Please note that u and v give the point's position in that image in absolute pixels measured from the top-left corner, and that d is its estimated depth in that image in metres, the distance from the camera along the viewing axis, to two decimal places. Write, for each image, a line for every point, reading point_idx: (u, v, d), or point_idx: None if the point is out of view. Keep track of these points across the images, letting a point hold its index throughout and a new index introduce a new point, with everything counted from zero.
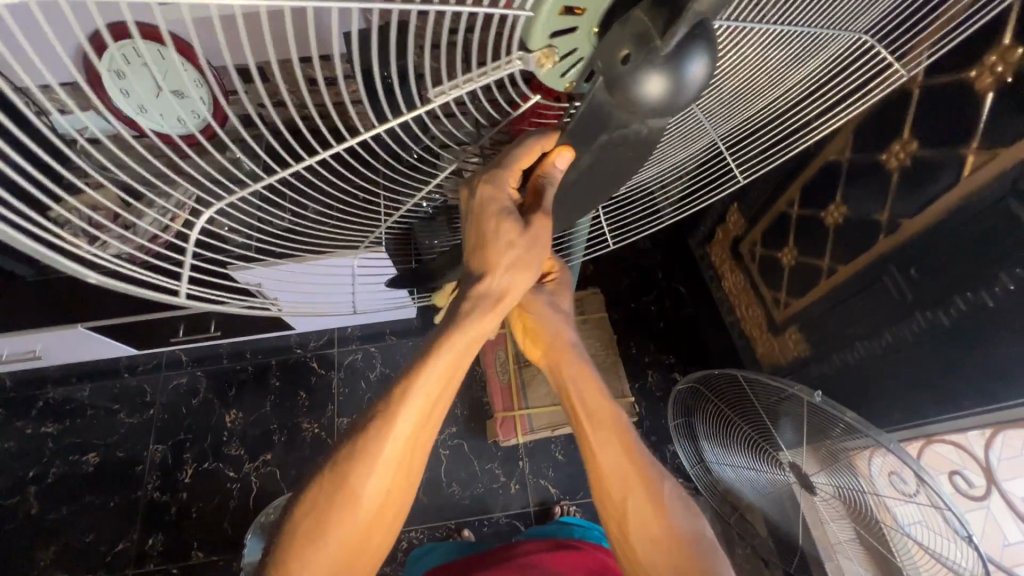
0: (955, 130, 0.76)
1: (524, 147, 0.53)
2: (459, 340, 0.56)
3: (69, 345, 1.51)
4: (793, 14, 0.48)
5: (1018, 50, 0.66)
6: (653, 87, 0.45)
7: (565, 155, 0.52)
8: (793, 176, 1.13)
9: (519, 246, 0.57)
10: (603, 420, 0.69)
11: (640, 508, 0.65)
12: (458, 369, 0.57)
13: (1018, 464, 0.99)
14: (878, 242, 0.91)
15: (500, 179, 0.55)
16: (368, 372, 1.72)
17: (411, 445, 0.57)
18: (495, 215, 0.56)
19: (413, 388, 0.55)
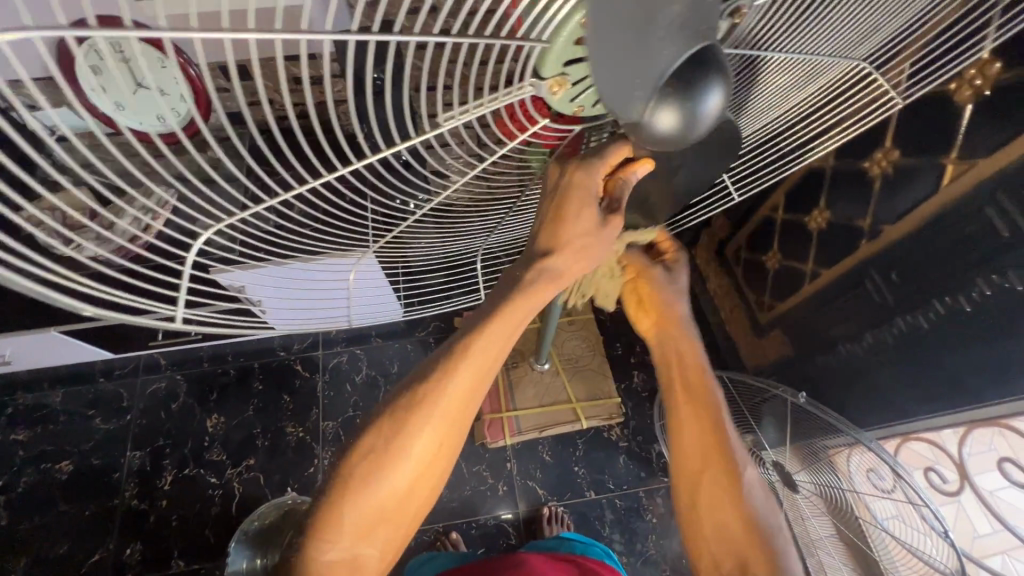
0: (936, 140, 0.78)
1: (615, 148, 0.58)
2: (519, 306, 0.59)
3: (41, 349, 1.46)
4: (796, 41, 0.49)
5: (996, 64, 0.68)
6: (667, 121, 0.41)
7: (646, 166, 0.59)
8: (777, 182, 1.15)
9: (591, 235, 0.62)
10: (699, 396, 0.71)
11: (716, 485, 0.66)
12: (514, 331, 0.60)
13: (985, 458, 1.00)
14: (861, 247, 0.94)
15: (592, 170, 0.58)
16: (354, 375, 1.70)
17: (470, 393, 0.59)
18: (579, 201, 0.59)
19: (478, 344, 0.57)
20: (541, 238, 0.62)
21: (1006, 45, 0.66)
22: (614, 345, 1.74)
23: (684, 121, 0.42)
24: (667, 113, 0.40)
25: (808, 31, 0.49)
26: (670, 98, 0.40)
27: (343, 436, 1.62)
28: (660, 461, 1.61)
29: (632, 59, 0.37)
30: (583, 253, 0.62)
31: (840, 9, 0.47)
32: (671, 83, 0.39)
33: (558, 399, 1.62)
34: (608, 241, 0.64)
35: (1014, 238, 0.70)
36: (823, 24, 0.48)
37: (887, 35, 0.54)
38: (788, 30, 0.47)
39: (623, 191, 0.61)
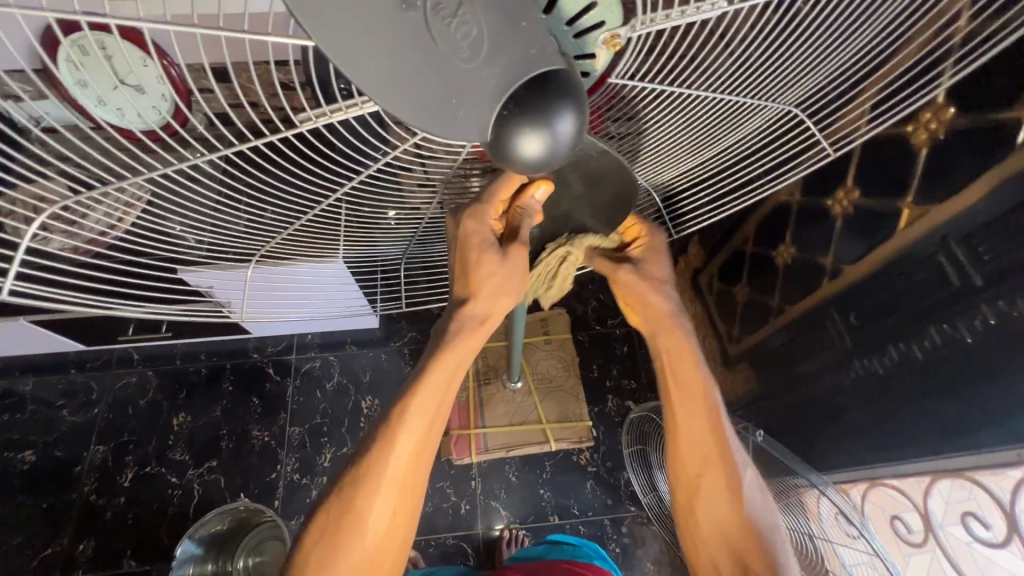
0: (894, 183, 0.76)
1: (506, 180, 0.58)
2: (448, 360, 0.59)
3: (12, 336, 1.46)
4: (713, 81, 0.48)
5: (950, 110, 0.67)
6: (532, 146, 0.37)
7: (543, 188, 0.57)
8: (747, 214, 1.14)
9: (500, 273, 0.61)
10: (694, 400, 0.69)
11: (717, 487, 0.67)
12: (450, 386, 0.60)
13: (958, 510, 0.77)
14: (822, 286, 0.92)
15: (482, 214, 0.59)
16: (325, 382, 1.68)
17: (412, 462, 0.59)
18: (477, 247, 0.59)
19: (416, 401, 0.58)
20: (461, 277, 0.62)
21: (960, 93, 0.65)
22: (590, 367, 1.72)
23: (548, 141, 0.38)
24: (527, 138, 0.37)
25: (723, 72, 0.48)
26: (523, 125, 0.36)
27: (308, 443, 1.60)
28: (629, 490, 1.57)
29: (436, 91, 0.34)
30: (502, 292, 0.62)
31: (757, 51, 0.46)
32: (507, 107, 0.36)
33: (528, 419, 1.59)
34: (520, 271, 0.62)
35: (966, 286, 0.67)
36: (742, 64, 0.47)
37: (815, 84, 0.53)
38: (699, 67, 0.47)
39: (525, 222, 0.60)
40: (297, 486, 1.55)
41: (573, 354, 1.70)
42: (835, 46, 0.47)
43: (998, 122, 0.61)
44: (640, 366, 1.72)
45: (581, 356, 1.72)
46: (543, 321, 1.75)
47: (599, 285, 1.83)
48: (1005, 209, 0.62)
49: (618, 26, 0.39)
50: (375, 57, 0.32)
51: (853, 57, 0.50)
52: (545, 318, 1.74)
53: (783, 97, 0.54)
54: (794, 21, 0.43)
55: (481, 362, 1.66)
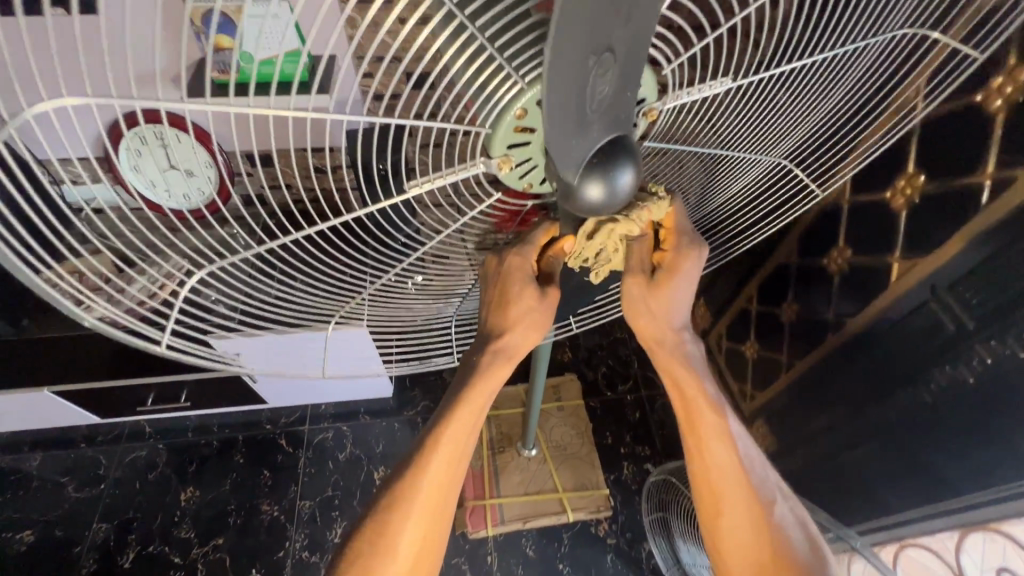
0: (882, 241, 0.85)
1: (543, 229, 0.64)
2: (473, 396, 0.64)
3: (31, 410, 1.47)
4: (718, 139, 0.58)
5: (921, 177, 0.78)
6: (594, 192, 0.47)
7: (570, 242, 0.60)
8: (750, 276, 1.22)
9: (535, 308, 0.66)
10: (706, 421, 0.66)
11: (737, 512, 0.65)
12: (477, 419, 0.66)
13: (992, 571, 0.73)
14: (827, 339, 0.98)
15: (524, 252, 0.63)
16: (338, 453, 1.66)
17: (441, 489, 0.64)
18: (520, 280, 0.64)
19: (447, 433, 0.64)
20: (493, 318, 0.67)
21: (927, 163, 0.76)
22: (603, 434, 1.72)
23: (608, 189, 0.47)
24: (590, 186, 0.47)
25: (726, 132, 0.57)
26: (591, 173, 0.46)
27: (318, 518, 1.56)
28: (650, 563, 1.51)
29: (568, 125, 0.41)
30: (534, 329, 0.68)
31: (758, 113, 0.56)
32: (595, 158, 0.45)
33: (544, 487, 1.58)
34: (549, 307, 0.67)
35: (957, 330, 0.73)
36: (743, 125, 0.57)
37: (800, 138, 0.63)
38: (706, 128, 0.57)
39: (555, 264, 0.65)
40: (306, 565, 1.49)
41: (586, 419, 1.71)
42: (814, 106, 0.57)
43: (965, 186, 0.71)
44: (654, 432, 1.72)
45: (594, 423, 1.73)
46: (555, 387, 1.77)
47: (608, 351, 1.88)
48: (980, 259, 0.70)
49: (655, 100, 0.48)
50: (559, 64, 0.36)
51: (830, 115, 0.61)
52: (558, 385, 1.77)
53: (777, 150, 0.63)
54: (786, 91, 0.53)
55: (495, 430, 1.66)
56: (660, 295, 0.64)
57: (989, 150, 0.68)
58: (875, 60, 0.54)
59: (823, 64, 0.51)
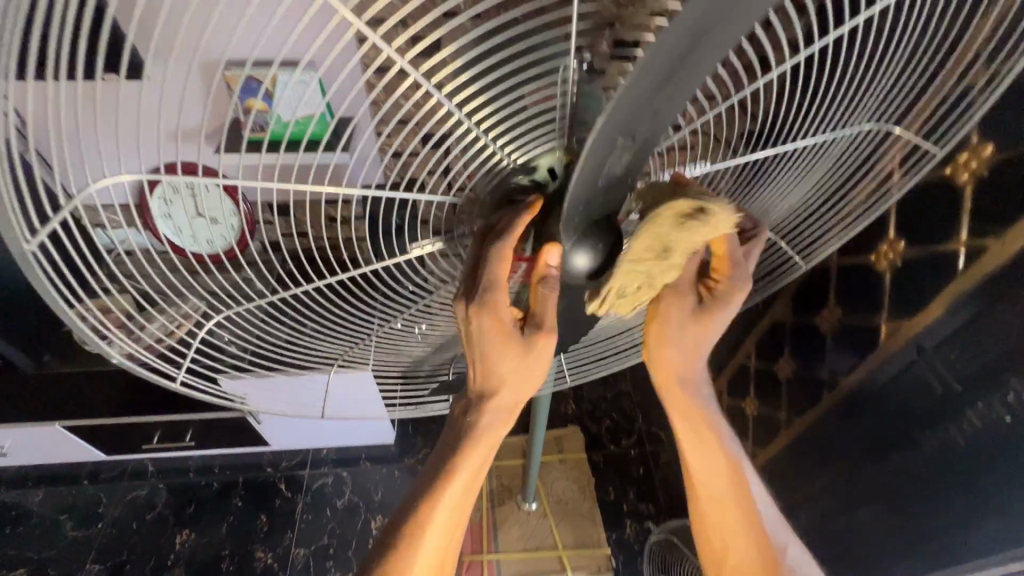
0: (870, 302, 0.87)
1: (500, 255, 0.50)
2: (484, 438, 0.60)
3: (38, 446, 1.49)
4: None
5: (903, 242, 0.80)
6: (579, 262, 0.52)
7: (554, 252, 0.51)
8: (747, 332, 1.23)
9: (517, 356, 0.56)
10: (710, 459, 0.65)
11: (745, 551, 0.64)
12: (488, 459, 0.61)
13: None
14: (824, 398, 0.98)
15: (487, 301, 0.52)
16: (336, 499, 1.65)
17: (451, 532, 0.61)
18: (495, 336, 0.54)
19: (460, 474, 0.59)
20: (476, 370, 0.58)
21: (907, 229, 0.79)
22: (605, 489, 1.68)
23: (593, 258, 0.52)
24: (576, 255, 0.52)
25: None
26: (579, 244, 0.51)
27: (312, 567, 1.53)
28: None
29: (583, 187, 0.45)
30: (528, 383, 0.59)
31: (735, 190, 0.60)
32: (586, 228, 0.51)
33: (543, 544, 1.53)
34: (538, 352, 0.57)
35: (944, 393, 0.74)
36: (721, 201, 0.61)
37: (784, 218, 0.65)
38: None
39: (546, 312, 0.55)
40: None
41: (589, 473, 1.68)
42: (790, 188, 0.60)
43: (940, 252, 0.74)
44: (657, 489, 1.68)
45: (596, 477, 1.70)
46: (557, 439, 1.76)
47: (612, 404, 1.86)
48: (959, 324, 0.71)
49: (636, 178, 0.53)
50: (602, 137, 0.39)
51: (814, 195, 0.63)
52: (561, 437, 1.76)
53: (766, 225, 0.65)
54: (765, 171, 0.57)
55: (495, 482, 1.64)
56: (697, 326, 0.60)
57: (960, 218, 0.71)
58: (847, 148, 0.57)
59: (797, 149, 0.54)
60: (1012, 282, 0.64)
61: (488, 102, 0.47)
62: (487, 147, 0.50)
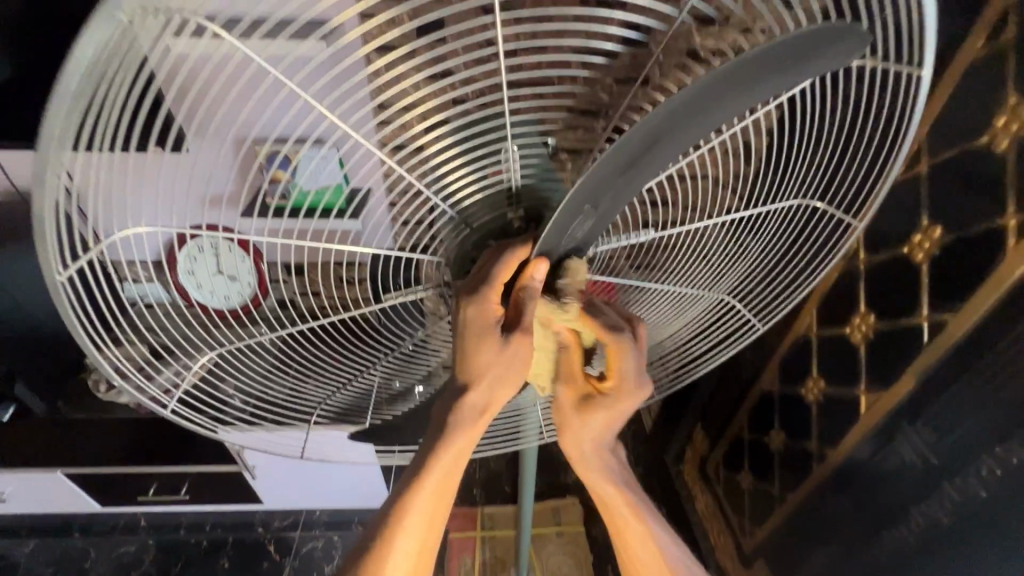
0: (847, 374, 0.86)
1: (503, 261, 0.52)
2: (448, 452, 0.55)
3: (36, 495, 1.50)
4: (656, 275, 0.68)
5: (871, 315, 0.80)
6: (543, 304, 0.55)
7: (541, 266, 0.51)
8: (739, 403, 1.21)
9: (501, 363, 0.54)
10: (625, 522, 0.67)
11: None
12: (454, 475, 0.57)
13: None
14: (813, 472, 0.96)
15: (482, 299, 0.52)
16: (325, 565, 1.60)
17: (419, 560, 0.57)
18: (483, 336, 0.53)
19: (420, 494, 0.55)
20: (460, 365, 0.55)
21: (875, 303, 0.79)
22: (604, 567, 1.60)
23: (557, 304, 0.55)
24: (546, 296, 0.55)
25: (663, 269, 0.68)
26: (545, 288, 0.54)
27: None
28: None
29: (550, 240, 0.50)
30: (503, 379, 0.56)
31: (686, 253, 0.67)
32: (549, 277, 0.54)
33: None
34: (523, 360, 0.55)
35: (927, 471, 0.73)
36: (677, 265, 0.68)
37: (737, 280, 0.72)
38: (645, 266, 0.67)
39: (527, 310, 0.53)
40: None
41: (587, 548, 1.62)
42: (737, 251, 0.68)
43: (905, 328, 0.74)
44: None
45: (594, 553, 1.63)
46: (556, 510, 1.70)
47: None
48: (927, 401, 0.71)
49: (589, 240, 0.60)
50: (578, 195, 0.45)
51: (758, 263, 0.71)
52: (559, 508, 1.70)
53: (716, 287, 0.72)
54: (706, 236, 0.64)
55: (489, 553, 1.59)
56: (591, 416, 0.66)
57: (918, 295, 0.71)
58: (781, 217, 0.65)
59: (734, 219, 0.63)
60: (973, 360, 0.64)
61: (455, 178, 0.57)
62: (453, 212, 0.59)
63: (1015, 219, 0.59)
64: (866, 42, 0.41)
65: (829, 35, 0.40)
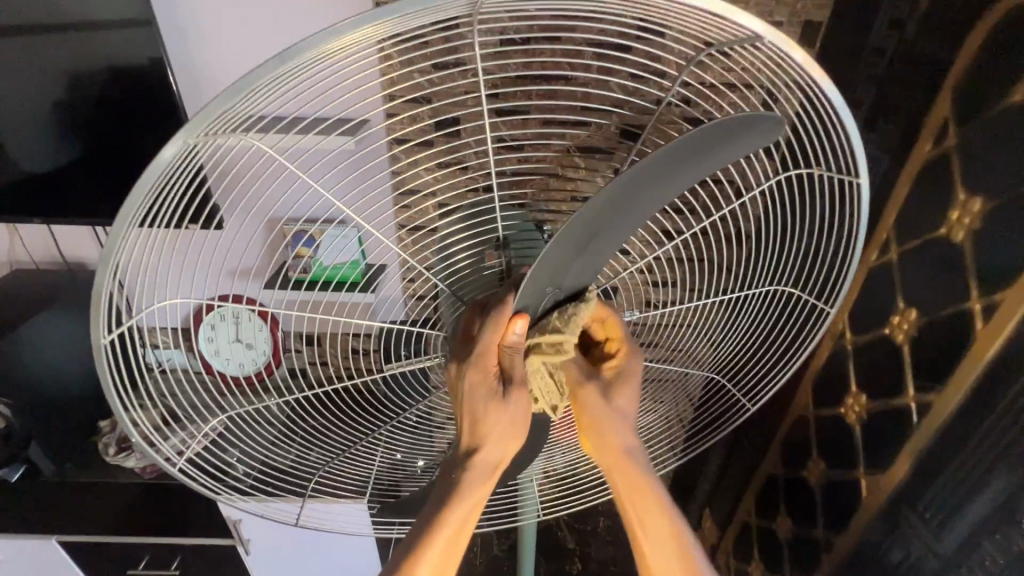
0: (846, 456, 0.86)
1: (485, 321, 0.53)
2: (459, 510, 0.54)
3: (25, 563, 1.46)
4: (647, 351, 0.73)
5: (861, 396, 0.82)
6: None
7: (521, 322, 0.51)
8: (744, 487, 1.18)
9: (506, 420, 0.54)
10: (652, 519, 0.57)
11: None
12: (463, 533, 0.55)
13: None
14: (823, 562, 0.91)
15: (476, 361, 0.53)
16: None
17: None
18: (485, 400, 0.54)
19: (430, 552, 0.52)
20: (467, 430, 0.56)
21: (867, 383, 0.81)
22: None
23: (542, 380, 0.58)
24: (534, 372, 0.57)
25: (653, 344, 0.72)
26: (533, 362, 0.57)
27: None
28: None
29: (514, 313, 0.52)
30: (513, 432, 0.55)
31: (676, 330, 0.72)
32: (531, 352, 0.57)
33: None
34: (523, 416, 0.55)
35: (934, 561, 0.71)
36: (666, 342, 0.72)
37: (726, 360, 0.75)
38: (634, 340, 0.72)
39: (517, 364, 0.53)
40: None
41: None
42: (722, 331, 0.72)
43: (895, 408, 0.75)
44: None
45: None
46: None
47: None
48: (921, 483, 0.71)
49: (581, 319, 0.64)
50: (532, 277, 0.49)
51: (744, 341, 0.74)
52: None
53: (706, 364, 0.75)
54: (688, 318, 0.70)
55: None
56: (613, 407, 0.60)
57: (904, 376, 0.74)
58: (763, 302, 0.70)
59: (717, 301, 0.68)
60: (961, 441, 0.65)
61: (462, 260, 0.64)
62: (456, 289, 0.64)
63: (980, 304, 0.63)
64: (780, 125, 0.44)
65: (739, 126, 0.42)
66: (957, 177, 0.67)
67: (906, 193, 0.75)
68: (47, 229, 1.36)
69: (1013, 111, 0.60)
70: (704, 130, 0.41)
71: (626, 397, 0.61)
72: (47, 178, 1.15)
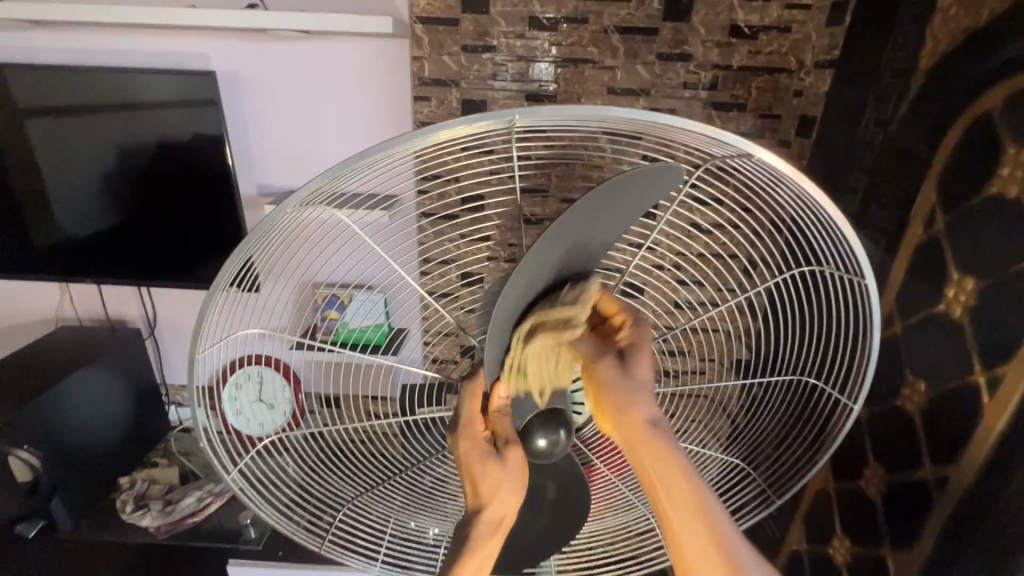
0: (870, 532, 0.84)
1: (468, 395, 0.58)
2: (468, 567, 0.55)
3: None
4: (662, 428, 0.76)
5: (879, 468, 0.83)
6: (540, 442, 0.57)
7: (502, 386, 0.56)
8: None
9: (504, 478, 0.57)
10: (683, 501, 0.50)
11: None
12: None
13: None
14: None
15: (467, 427, 0.58)
16: None
17: None
18: (483, 458, 0.56)
19: None
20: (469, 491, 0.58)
21: (883, 455, 0.82)
22: None
23: (551, 443, 0.57)
24: (538, 437, 0.57)
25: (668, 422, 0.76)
26: (536, 424, 0.57)
27: None
28: None
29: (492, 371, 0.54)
30: (514, 492, 0.57)
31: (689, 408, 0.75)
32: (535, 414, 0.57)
33: None
34: (517, 474, 0.57)
35: None
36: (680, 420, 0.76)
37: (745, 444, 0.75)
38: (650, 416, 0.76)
39: (503, 424, 0.57)
40: None
41: None
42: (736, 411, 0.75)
43: (914, 480, 0.76)
44: None
45: None
46: None
47: None
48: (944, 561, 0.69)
49: None
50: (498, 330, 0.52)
51: (761, 409, 0.76)
52: None
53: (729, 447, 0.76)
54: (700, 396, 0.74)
55: None
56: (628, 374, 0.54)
57: (921, 449, 0.75)
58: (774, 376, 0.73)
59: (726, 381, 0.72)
60: (978, 516, 0.65)
61: None
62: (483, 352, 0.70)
63: (984, 377, 0.66)
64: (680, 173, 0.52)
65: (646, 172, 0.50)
66: (950, 258, 0.73)
67: (905, 271, 0.80)
68: (96, 288, 1.46)
69: (994, 201, 0.67)
70: (632, 176, 0.49)
71: (639, 360, 0.56)
72: (106, 241, 1.26)
